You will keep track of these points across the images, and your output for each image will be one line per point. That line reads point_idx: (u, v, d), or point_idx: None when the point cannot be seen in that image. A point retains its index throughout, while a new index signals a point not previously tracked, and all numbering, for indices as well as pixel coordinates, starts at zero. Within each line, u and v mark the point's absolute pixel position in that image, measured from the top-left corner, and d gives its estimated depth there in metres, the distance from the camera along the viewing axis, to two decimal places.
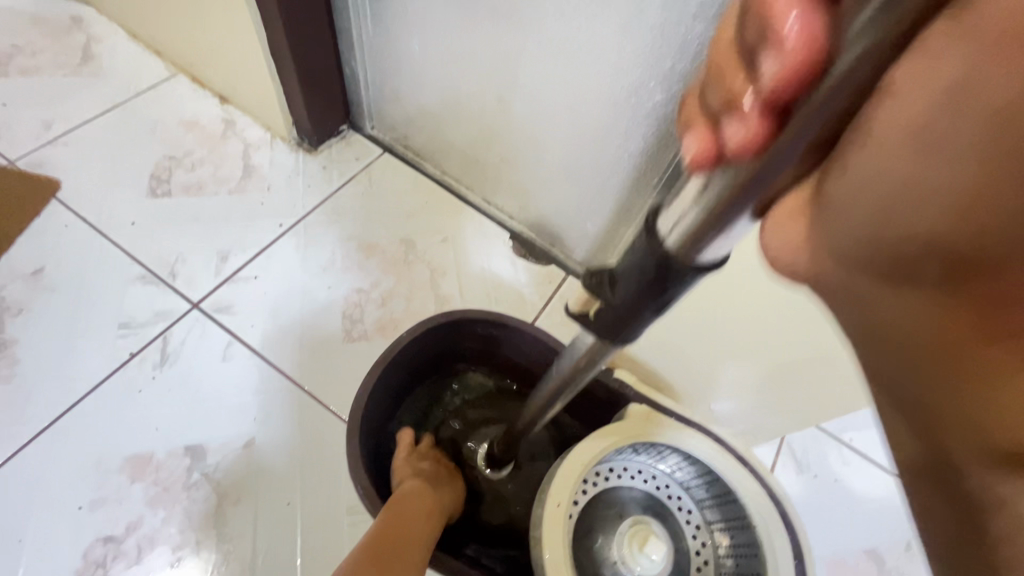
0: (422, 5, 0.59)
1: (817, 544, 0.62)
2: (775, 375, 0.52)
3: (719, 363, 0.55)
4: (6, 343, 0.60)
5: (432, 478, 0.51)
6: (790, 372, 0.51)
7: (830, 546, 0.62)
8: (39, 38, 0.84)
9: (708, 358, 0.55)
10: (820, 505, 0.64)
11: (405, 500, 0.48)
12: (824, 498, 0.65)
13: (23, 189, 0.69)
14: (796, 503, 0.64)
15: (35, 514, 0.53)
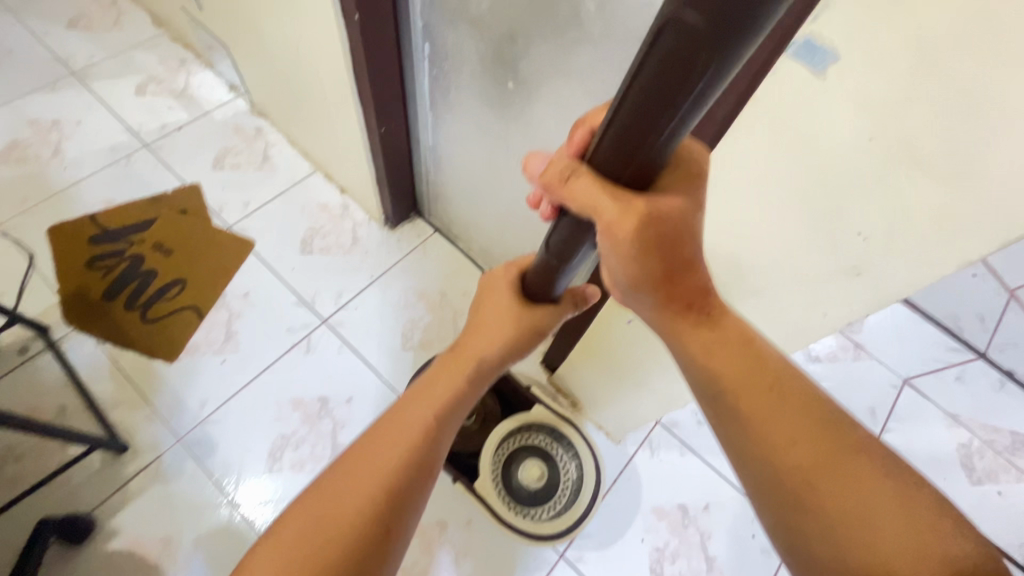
0: (461, 177, 1.07)
1: (656, 496, 1.07)
2: (621, 404, 0.96)
3: (596, 391, 1.00)
4: (234, 332, 1.15)
5: (473, 333, 0.58)
6: (625, 403, 0.95)
7: (658, 498, 1.08)
8: (238, 142, 1.38)
9: (590, 387, 1.01)
10: (660, 476, 1.09)
11: (399, 406, 0.52)
12: (663, 472, 1.10)
13: (237, 244, 1.24)
14: (645, 472, 1.10)
15: (249, 420, 1.07)
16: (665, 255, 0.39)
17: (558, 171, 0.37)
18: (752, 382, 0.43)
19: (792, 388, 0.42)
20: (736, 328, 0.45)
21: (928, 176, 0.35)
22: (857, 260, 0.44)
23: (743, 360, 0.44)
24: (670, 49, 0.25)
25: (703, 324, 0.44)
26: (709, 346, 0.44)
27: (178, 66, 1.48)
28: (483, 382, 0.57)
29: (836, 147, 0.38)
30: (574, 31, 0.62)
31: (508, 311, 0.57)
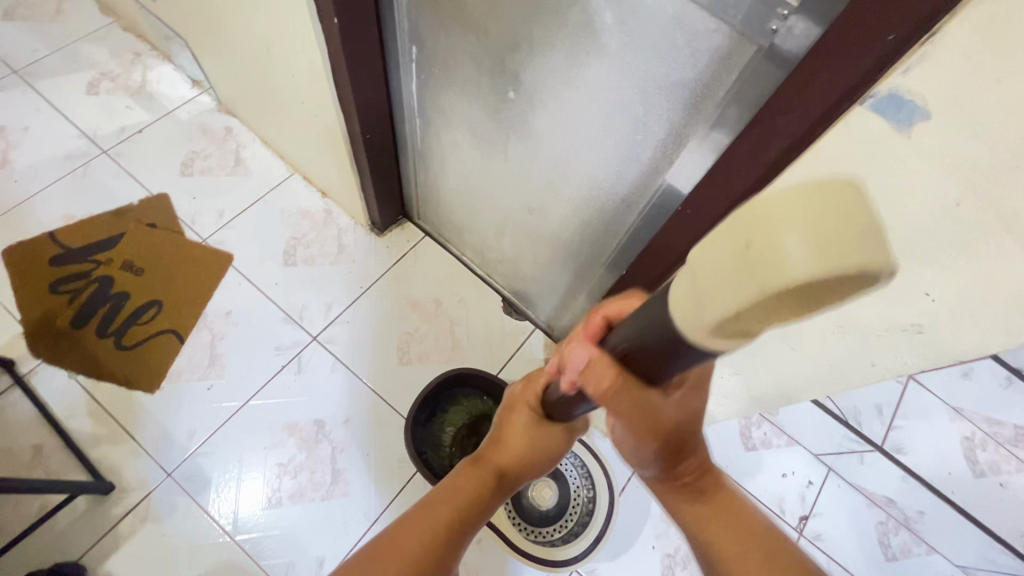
0: (454, 182, 0.99)
1: (665, 502, 1.03)
2: None
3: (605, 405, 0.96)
4: (218, 355, 1.08)
5: (493, 446, 0.57)
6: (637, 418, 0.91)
7: (668, 503, 1.04)
8: (207, 144, 1.27)
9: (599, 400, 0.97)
10: None
11: (412, 513, 0.50)
12: None
13: (214, 259, 1.16)
14: None
15: (243, 450, 1.02)
16: (666, 445, 0.43)
17: (596, 372, 0.34)
18: (743, 561, 0.44)
19: (790, 569, 0.42)
20: (736, 507, 0.47)
21: (1020, 248, 0.32)
22: (920, 318, 0.40)
23: (741, 528, 0.46)
24: (655, 343, 0.27)
25: (699, 500, 0.47)
26: (703, 512, 0.47)
27: (133, 60, 1.35)
28: (496, 500, 0.56)
29: (911, 210, 0.34)
30: (587, 42, 0.56)
31: (530, 431, 0.56)
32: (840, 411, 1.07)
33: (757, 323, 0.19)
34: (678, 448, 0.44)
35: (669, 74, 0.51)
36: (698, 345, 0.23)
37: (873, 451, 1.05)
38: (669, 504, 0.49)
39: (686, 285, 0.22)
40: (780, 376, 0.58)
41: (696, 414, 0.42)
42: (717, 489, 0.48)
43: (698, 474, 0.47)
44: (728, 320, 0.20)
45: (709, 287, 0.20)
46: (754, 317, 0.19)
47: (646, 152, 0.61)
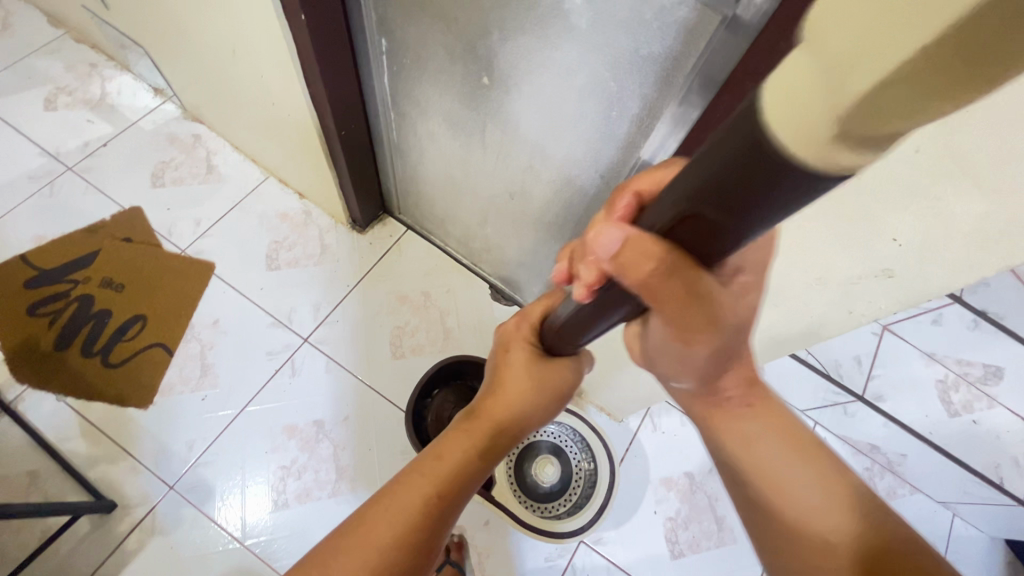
0: (434, 173, 0.99)
1: (663, 469, 1.07)
2: (627, 392, 0.95)
3: (599, 381, 0.98)
4: (210, 366, 1.08)
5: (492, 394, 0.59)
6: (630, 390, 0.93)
7: (667, 470, 1.08)
8: (176, 153, 1.25)
9: (594, 377, 0.99)
10: (669, 447, 1.09)
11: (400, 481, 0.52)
12: (672, 444, 1.10)
13: (195, 269, 1.15)
14: (652, 446, 1.09)
15: (243, 456, 1.02)
16: (716, 352, 0.40)
17: (634, 252, 0.28)
18: (777, 469, 0.47)
19: (820, 474, 0.46)
20: (773, 412, 0.49)
21: (973, 189, 0.34)
22: (888, 264, 0.43)
23: (779, 428, 0.48)
24: (733, 179, 0.20)
25: (743, 414, 0.48)
26: (740, 420, 0.48)
27: (90, 72, 1.31)
28: (497, 448, 0.58)
29: (876, 161, 0.36)
30: (557, 23, 0.57)
31: (526, 372, 0.58)
32: (822, 366, 1.15)
33: (942, 86, 0.12)
34: (724, 355, 0.41)
35: (640, 48, 0.53)
36: (810, 169, 0.16)
37: (854, 403, 1.17)
38: (706, 416, 0.50)
39: (804, 72, 0.15)
40: (764, 334, 0.61)
41: (745, 315, 0.39)
42: (760, 402, 0.48)
43: (741, 387, 0.48)
44: (886, 92, 0.13)
45: (847, 54, 0.13)
46: (936, 70, 0.12)
47: (623, 127, 0.62)
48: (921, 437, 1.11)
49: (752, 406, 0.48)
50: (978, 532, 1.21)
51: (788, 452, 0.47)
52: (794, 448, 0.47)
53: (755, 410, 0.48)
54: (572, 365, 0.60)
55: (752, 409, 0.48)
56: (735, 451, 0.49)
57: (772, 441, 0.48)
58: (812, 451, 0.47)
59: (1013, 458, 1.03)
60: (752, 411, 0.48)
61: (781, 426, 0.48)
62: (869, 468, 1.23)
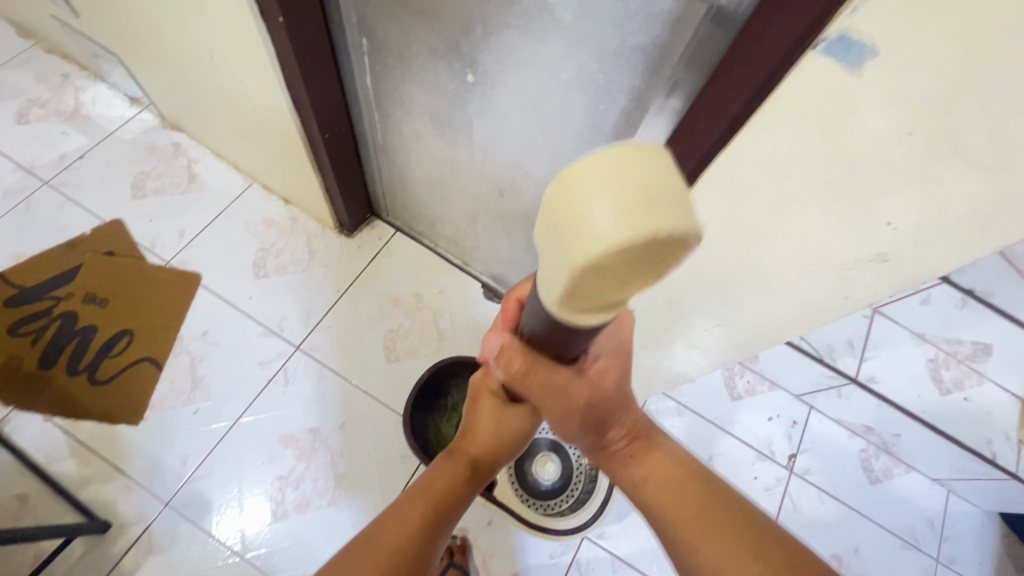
0: (422, 173, 0.98)
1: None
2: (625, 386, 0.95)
3: None
4: (201, 378, 1.06)
5: (463, 435, 0.60)
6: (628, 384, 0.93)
7: None
8: (156, 163, 1.22)
9: None
10: None
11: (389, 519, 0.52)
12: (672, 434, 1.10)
13: (181, 281, 1.13)
14: None
15: (239, 469, 1.00)
16: (587, 414, 0.50)
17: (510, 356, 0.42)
18: (669, 508, 0.50)
19: (713, 507, 0.48)
20: (665, 458, 0.53)
21: (966, 169, 0.34)
22: (883, 248, 0.43)
23: (679, 474, 0.51)
24: (542, 334, 0.31)
25: (631, 460, 0.53)
26: (631, 465, 0.53)
27: (63, 83, 1.28)
28: (473, 485, 0.60)
29: (871, 145, 0.36)
30: (541, 17, 0.56)
31: (493, 412, 0.57)
32: (814, 351, 1.13)
33: (596, 288, 0.22)
34: (602, 414, 0.51)
35: (627, 40, 0.52)
36: (559, 318, 0.26)
37: (848, 385, 1.16)
38: (605, 464, 0.55)
39: (552, 239, 0.22)
40: (762, 323, 0.61)
41: (610, 388, 0.50)
42: (642, 449, 0.53)
43: (633, 436, 0.53)
44: (575, 290, 0.22)
45: (557, 268, 0.23)
46: (604, 278, 0.21)
47: (611, 121, 0.62)
48: (915, 416, 1.12)
49: (646, 452, 0.53)
50: (972, 507, 1.23)
51: (687, 495, 0.50)
52: (695, 490, 0.50)
53: (652, 453, 0.53)
54: (540, 406, 0.59)
55: (645, 453, 0.53)
56: (633, 493, 0.53)
57: (671, 487, 0.51)
58: (720, 495, 0.49)
59: (1003, 432, 1.06)
60: (645, 455, 0.53)
61: (681, 472, 0.51)
62: (865, 449, 1.23)
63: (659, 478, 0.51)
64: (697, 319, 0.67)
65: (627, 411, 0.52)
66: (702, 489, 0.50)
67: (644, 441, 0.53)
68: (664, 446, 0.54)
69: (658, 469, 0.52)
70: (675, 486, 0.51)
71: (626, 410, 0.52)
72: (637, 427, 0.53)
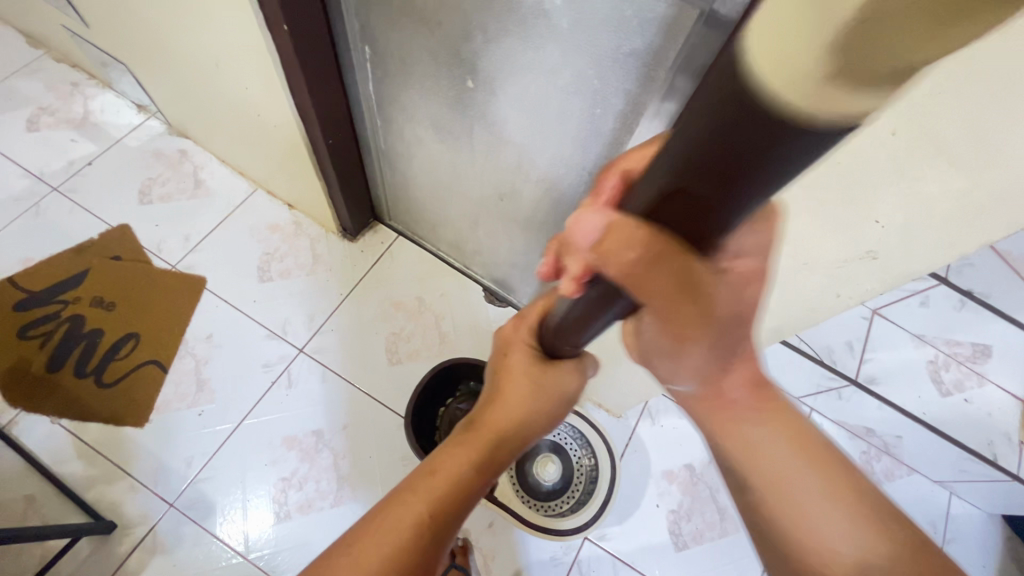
0: (423, 177, 1.00)
1: (664, 461, 1.08)
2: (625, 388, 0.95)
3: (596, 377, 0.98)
4: (205, 381, 1.07)
5: (495, 401, 0.60)
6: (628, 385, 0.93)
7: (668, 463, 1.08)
8: (163, 169, 1.24)
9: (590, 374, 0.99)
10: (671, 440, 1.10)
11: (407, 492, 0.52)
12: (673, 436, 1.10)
13: (186, 285, 1.14)
14: (653, 440, 1.10)
15: (243, 470, 1.01)
16: (716, 348, 0.37)
17: (619, 240, 0.27)
18: (785, 474, 0.44)
19: (825, 470, 0.44)
20: (785, 416, 0.45)
21: (948, 167, 0.35)
22: (871, 246, 0.44)
23: (796, 435, 0.45)
24: (737, 147, 0.19)
25: (749, 419, 0.44)
26: (748, 428, 0.44)
27: (72, 91, 1.30)
28: (502, 457, 0.58)
29: (856, 144, 0.37)
30: (539, 23, 0.57)
31: (529, 371, 0.59)
32: (814, 352, 1.15)
33: (887, 48, 0.14)
34: (731, 347, 0.38)
35: (622, 46, 0.54)
36: (790, 122, 0.16)
37: (848, 387, 1.16)
38: (711, 423, 0.45)
39: (772, 34, 0.16)
40: (756, 322, 0.62)
41: (745, 310, 0.36)
42: (770, 411, 0.45)
43: (750, 396, 0.44)
44: (837, 54, 0.14)
45: (794, 25, 0.15)
46: (896, 16, 0.13)
47: (608, 125, 0.63)
48: (916, 417, 1.12)
49: (764, 411, 0.45)
50: (975, 510, 1.23)
51: (803, 458, 0.45)
52: (810, 452, 0.45)
53: (770, 413, 0.45)
54: (574, 369, 0.60)
55: (765, 412, 0.45)
56: (741, 458, 0.45)
57: (788, 452, 0.45)
58: (829, 456, 0.45)
59: (1005, 433, 1.05)
60: (762, 417, 0.45)
61: (798, 433, 0.45)
62: (866, 451, 1.24)
63: (776, 442, 0.45)
64: None
65: (749, 359, 0.42)
66: (814, 452, 0.45)
67: (762, 401, 0.44)
68: (783, 406, 0.45)
69: (774, 432, 0.45)
70: (791, 450, 0.44)
71: (749, 358, 0.42)
72: (755, 382, 0.44)
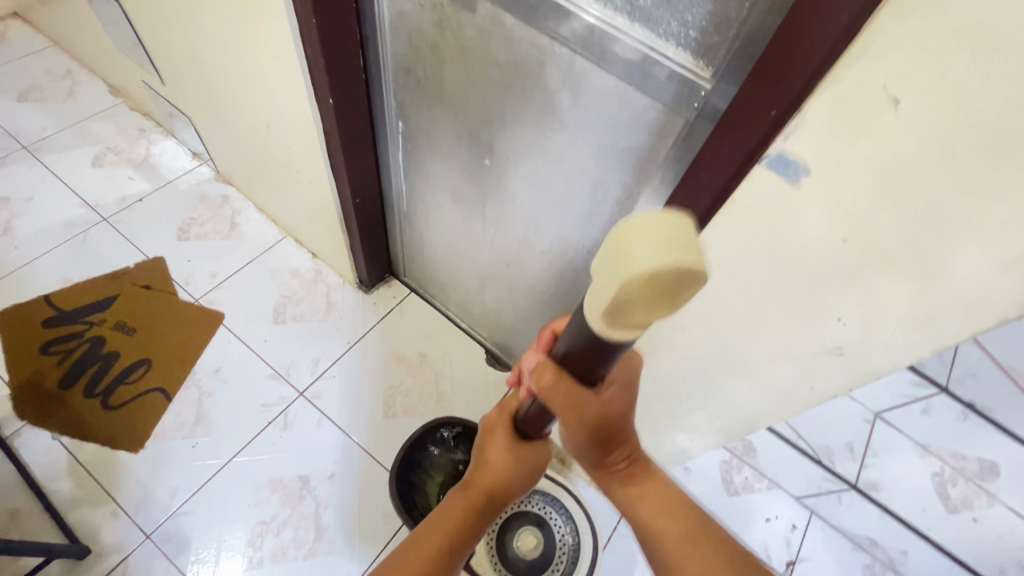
0: (440, 240, 1.06)
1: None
2: None
3: None
4: (205, 414, 1.09)
5: (480, 467, 0.59)
6: None
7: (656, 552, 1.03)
8: (203, 210, 1.35)
9: None
10: None
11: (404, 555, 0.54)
12: None
13: (204, 318, 1.20)
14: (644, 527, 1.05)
15: (224, 508, 1.01)
16: (603, 433, 0.46)
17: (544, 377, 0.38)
18: (663, 533, 0.49)
19: (701, 540, 0.47)
20: (659, 482, 0.51)
21: (896, 276, 0.39)
22: (836, 341, 0.46)
23: (677, 500, 0.50)
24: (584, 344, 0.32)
25: (625, 476, 0.51)
26: (625, 485, 0.51)
27: (138, 136, 1.45)
28: (486, 516, 0.60)
29: (814, 246, 0.41)
30: (549, 117, 0.65)
31: (509, 456, 0.57)
32: (812, 450, 1.10)
33: (642, 312, 0.25)
34: (612, 437, 0.47)
35: (619, 142, 0.60)
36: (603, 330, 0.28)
37: (848, 490, 1.10)
38: (598, 478, 0.52)
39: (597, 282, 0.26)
40: (738, 407, 0.63)
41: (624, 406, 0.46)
42: (642, 470, 0.51)
43: (623, 456, 0.50)
44: (623, 310, 0.25)
45: (603, 286, 0.25)
46: (645, 301, 0.24)
47: (606, 210, 0.68)
48: (922, 532, 1.08)
49: (638, 472, 0.51)
50: None
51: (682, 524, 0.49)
52: (696, 520, 0.49)
53: (641, 474, 0.51)
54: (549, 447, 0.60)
55: (637, 473, 0.51)
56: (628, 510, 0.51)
57: (659, 515, 0.49)
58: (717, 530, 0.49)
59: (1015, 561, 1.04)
60: (632, 478, 0.51)
61: (673, 503, 0.50)
62: (870, 564, 1.08)
63: (648, 502, 0.50)
64: (680, 400, 0.69)
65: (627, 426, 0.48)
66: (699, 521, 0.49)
67: (639, 459, 0.51)
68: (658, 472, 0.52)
69: (653, 494, 0.50)
70: (669, 515, 0.49)
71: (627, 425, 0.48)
72: (631, 445, 0.50)
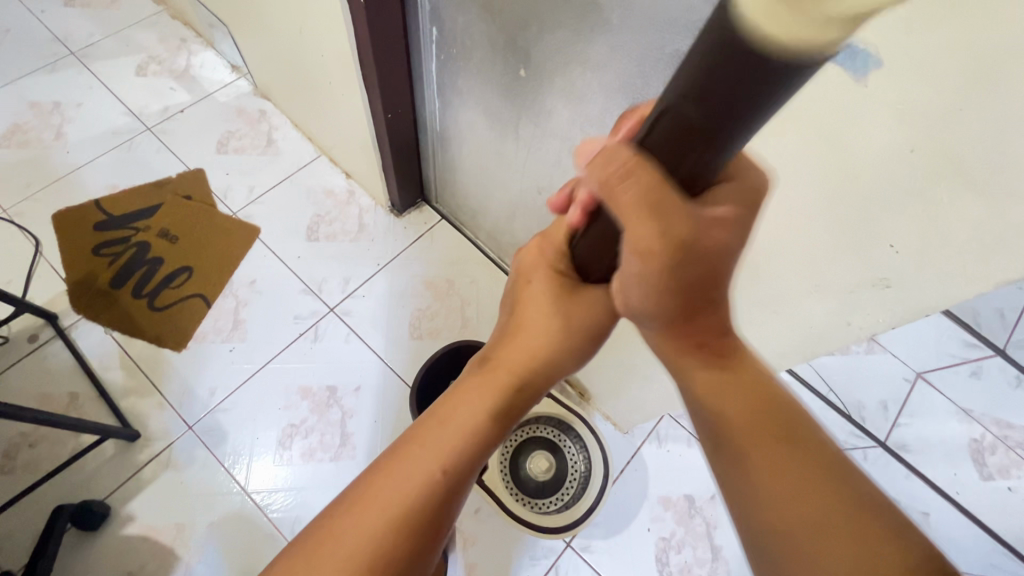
0: (472, 163, 1.03)
1: (664, 487, 1.03)
2: (632, 401, 0.92)
3: (605, 386, 0.96)
4: (241, 322, 1.15)
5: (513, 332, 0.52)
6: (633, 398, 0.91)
7: (667, 488, 1.04)
8: (241, 125, 1.35)
9: (598, 382, 0.97)
10: (676, 466, 1.05)
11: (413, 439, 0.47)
12: (677, 463, 1.05)
13: (241, 231, 1.23)
14: (659, 464, 1.05)
15: (258, 409, 1.08)
16: (682, 280, 0.36)
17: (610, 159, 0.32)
18: (745, 430, 0.42)
19: (793, 441, 0.41)
20: (748, 375, 0.43)
21: (966, 197, 0.34)
22: (884, 273, 0.42)
23: (764, 398, 0.43)
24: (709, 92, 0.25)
25: (708, 364, 0.43)
26: (706, 374, 0.43)
27: (180, 46, 1.44)
28: (519, 398, 0.51)
29: (875, 156, 0.37)
30: (590, 18, 0.59)
31: (549, 302, 0.50)
32: (843, 405, 1.06)
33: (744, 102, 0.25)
34: (693, 290, 0.37)
35: (665, 46, 0.54)
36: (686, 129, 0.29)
37: (877, 449, 1.05)
38: (673, 366, 0.44)
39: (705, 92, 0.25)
40: (768, 345, 0.60)
41: (734, 247, 0.36)
42: (728, 359, 0.43)
43: (707, 338, 0.42)
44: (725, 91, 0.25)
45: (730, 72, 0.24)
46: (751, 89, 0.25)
47: None
48: (948, 496, 1.02)
49: (723, 362, 0.43)
50: None
51: (766, 425, 0.42)
52: (784, 422, 0.42)
53: (726, 366, 0.43)
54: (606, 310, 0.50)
55: (720, 363, 0.43)
56: (701, 404, 0.44)
57: (737, 413, 0.42)
58: (811, 437, 0.41)
59: None
60: (716, 368, 0.43)
61: (759, 401, 0.43)
62: None
63: (728, 398, 0.43)
64: None
65: (719, 288, 0.38)
66: (788, 424, 0.42)
67: (722, 349, 0.43)
68: (746, 369, 0.44)
69: (739, 392, 0.43)
70: (756, 416, 0.42)
71: (719, 287, 0.38)
72: (719, 328, 0.42)
